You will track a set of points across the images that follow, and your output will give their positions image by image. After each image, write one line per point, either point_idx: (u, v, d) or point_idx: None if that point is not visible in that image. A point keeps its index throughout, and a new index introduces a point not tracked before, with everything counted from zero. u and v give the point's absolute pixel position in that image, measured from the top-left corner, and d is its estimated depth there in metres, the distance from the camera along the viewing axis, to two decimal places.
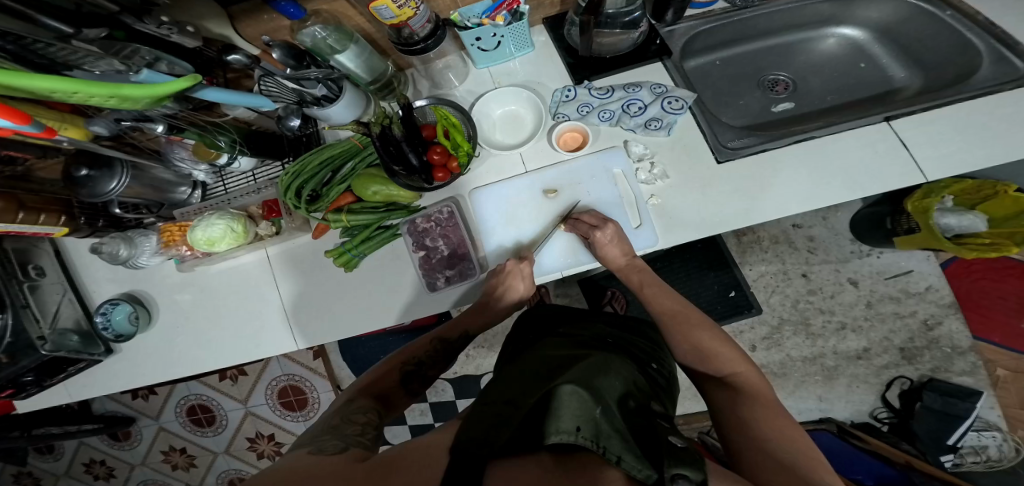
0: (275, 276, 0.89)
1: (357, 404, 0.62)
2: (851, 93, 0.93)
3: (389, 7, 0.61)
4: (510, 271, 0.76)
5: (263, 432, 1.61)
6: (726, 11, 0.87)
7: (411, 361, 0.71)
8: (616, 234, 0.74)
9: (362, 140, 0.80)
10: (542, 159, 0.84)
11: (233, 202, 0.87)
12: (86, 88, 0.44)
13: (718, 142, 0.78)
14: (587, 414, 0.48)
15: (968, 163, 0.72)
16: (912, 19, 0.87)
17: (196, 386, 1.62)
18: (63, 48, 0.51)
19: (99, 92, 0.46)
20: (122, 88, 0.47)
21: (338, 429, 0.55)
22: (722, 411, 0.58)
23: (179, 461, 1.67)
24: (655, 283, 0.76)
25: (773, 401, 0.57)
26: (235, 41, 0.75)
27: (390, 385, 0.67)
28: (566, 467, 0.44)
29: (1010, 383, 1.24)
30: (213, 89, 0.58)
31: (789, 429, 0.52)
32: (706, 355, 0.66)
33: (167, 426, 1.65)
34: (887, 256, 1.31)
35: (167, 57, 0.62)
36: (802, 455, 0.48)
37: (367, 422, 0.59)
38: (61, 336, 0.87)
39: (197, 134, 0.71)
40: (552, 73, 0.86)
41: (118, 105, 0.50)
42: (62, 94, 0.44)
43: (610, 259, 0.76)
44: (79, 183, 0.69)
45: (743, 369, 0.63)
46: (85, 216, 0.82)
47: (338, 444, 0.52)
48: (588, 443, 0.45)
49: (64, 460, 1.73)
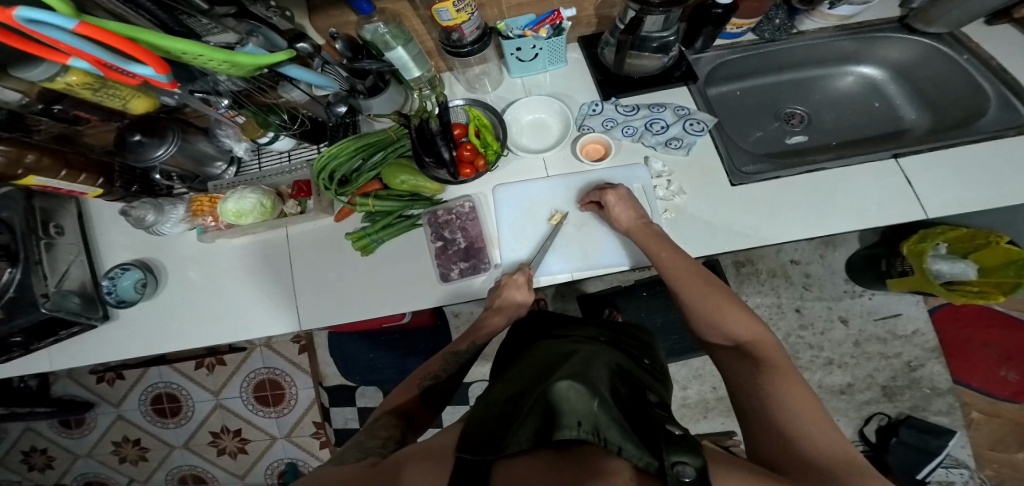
0: (293, 257, 0.91)
1: (381, 421, 0.65)
2: (862, 131, 0.99)
3: (449, 10, 0.66)
4: (506, 283, 0.79)
5: (230, 427, 1.61)
6: (754, 43, 0.93)
7: (427, 377, 0.74)
8: (625, 195, 0.77)
9: (396, 131, 0.84)
10: (565, 167, 0.88)
11: (266, 180, 0.90)
12: (210, 52, 0.52)
13: (734, 166, 0.82)
14: (586, 409, 0.50)
15: (966, 202, 0.77)
16: (929, 62, 0.93)
17: (169, 373, 1.62)
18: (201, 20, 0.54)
19: (218, 56, 0.53)
20: (236, 55, 0.54)
21: (362, 444, 0.59)
22: (739, 383, 0.58)
23: (129, 454, 1.65)
24: (665, 242, 0.75)
25: (788, 366, 0.56)
26: (306, 32, 0.80)
27: (409, 405, 0.70)
28: (573, 461, 0.47)
29: (984, 426, 1.27)
30: (296, 67, 0.66)
31: (806, 401, 0.52)
32: (719, 323, 0.65)
33: (126, 415, 1.63)
34: (878, 298, 1.35)
35: (266, 31, 0.61)
36: (815, 430, 0.49)
37: (389, 435, 0.62)
38: (63, 296, 0.88)
39: (254, 112, 0.77)
40: (581, 88, 0.91)
41: (226, 70, 0.58)
42: (190, 55, 0.52)
43: (620, 221, 0.78)
44: (129, 147, 0.74)
45: (755, 329, 0.62)
46: (122, 180, 0.84)
47: (359, 455, 0.57)
48: (589, 437, 0.47)
49: (5, 444, 1.70)
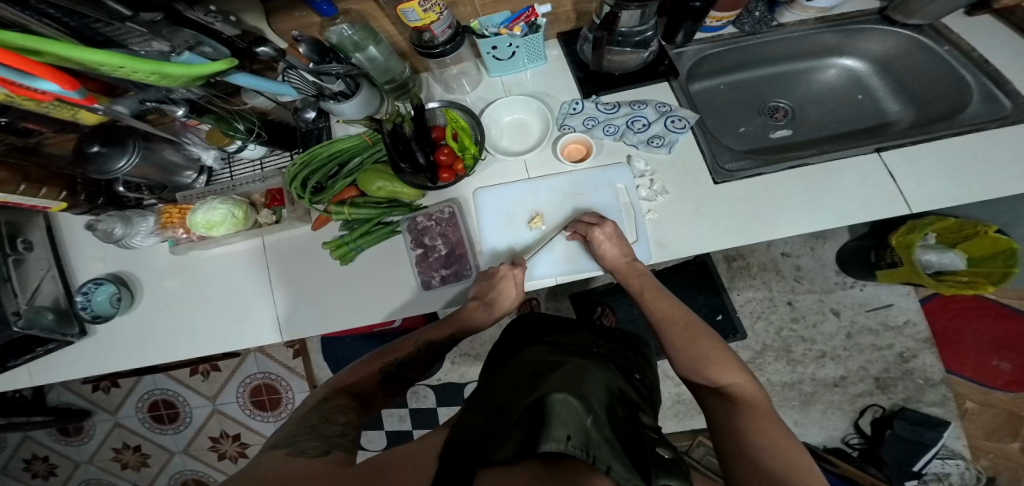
0: (269, 267, 0.89)
1: (334, 403, 0.61)
2: (847, 124, 0.97)
3: (415, 10, 0.63)
4: (503, 275, 0.77)
5: (229, 432, 1.58)
6: (734, 36, 0.91)
7: (391, 362, 0.71)
8: (614, 233, 0.75)
9: (372, 136, 0.82)
10: (546, 168, 0.85)
11: (238, 189, 0.88)
12: (132, 63, 0.49)
13: (716, 164, 0.80)
14: (577, 423, 0.47)
15: (951, 196, 0.75)
16: (911, 54, 0.92)
17: (164, 380, 1.58)
18: (118, 27, 0.50)
19: (143, 68, 0.51)
20: (162, 66, 0.52)
21: (317, 429, 0.54)
22: (718, 422, 0.57)
23: (130, 460, 1.62)
24: (654, 287, 0.77)
25: (769, 413, 0.55)
26: (266, 34, 0.74)
27: (368, 388, 0.66)
28: (557, 475, 0.42)
29: (977, 416, 1.27)
30: (244, 75, 0.63)
31: (787, 443, 0.50)
32: (702, 365, 0.65)
33: (124, 421, 1.60)
34: (868, 289, 1.35)
35: (208, 40, 0.61)
36: (797, 469, 0.47)
37: (346, 422, 0.58)
38: (36, 313, 0.85)
39: (217, 119, 0.74)
40: (561, 86, 0.89)
41: (156, 82, 0.56)
42: (109, 67, 0.49)
43: (607, 257, 0.76)
44: (88, 159, 0.71)
45: (739, 377, 0.62)
46: (86, 192, 0.82)
47: (319, 447, 0.51)
48: (578, 453, 0.44)
49: (5, 454, 1.66)
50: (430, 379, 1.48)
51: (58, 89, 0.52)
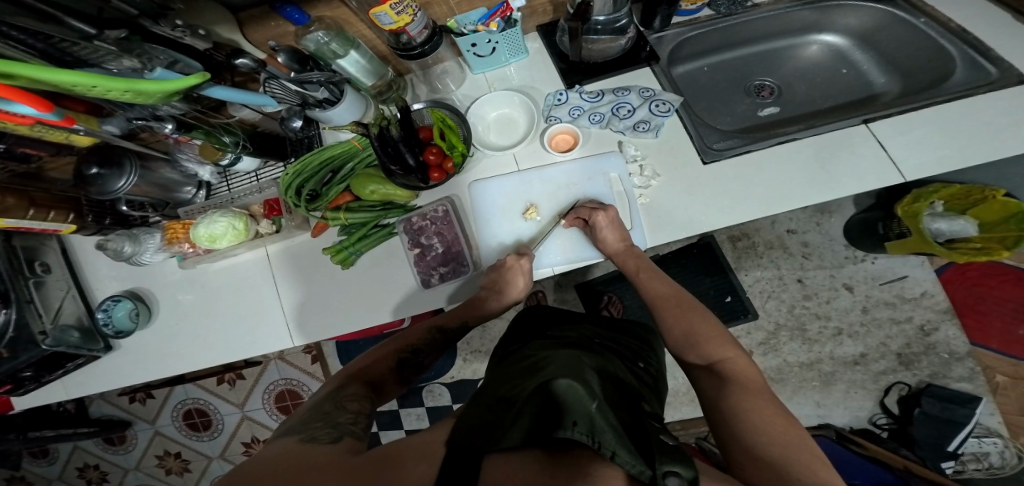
0: (275, 276, 0.91)
1: (350, 390, 0.63)
2: (834, 99, 0.96)
3: (388, 14, 0.65)
4: (510, 267, 0.78)
5: (259, 437, 1.62)
6: (711, 19, 0.91)
7: (406, 349, 0.73)
8: (615, 218, 0.76)
9: (361, 140, 0.85)
10: (535, 160, 0.86)
11: (237, 201, 0.90)
12: (104, 83, 0.49)
13: (704, 144, 0.80)
14: (584, 410, 0.47)
15: (944, 168, 0.74)
16: (890, 27, 0.91)
17: (194, 389, 1.63)
18: (85, 47, 0.55)
19: (116, 87, 0.51)
20: (137, 83, 0.52)
21: (330, 417, 0.56)
22: (711, 404, 0.57)
23: (173, 466, 1.68)
24: (649, 268, 0.77)
25: (761, 387, 0.56)
26: (241, 45, 0.79)
27: (380, 375, 0.68)
28: (565, 463, 0.44)
29: (1009, 390, 1.24)
30: (221, 87, 0.64)
31: (781, 420, 0.51)
32: (698, 340, 0.65)
33: (162, 430, 1.66)
34: (881, 262, 1.33)
35: (183, 57, 0.67)
36: (796, 451, 0.46)
37: (359, 410, 0.60)
38: (62, 331, 0.87)
39: (205, 134, 0.76)
40: (545, 79, 0.90)
41: (133, 100, 0.56)
42: (82, 87, 0.49)
43: (607, 243, 0.77)
44: (89, 181, 0.73)
45: (731, 352, 0.62)
46: (92, 213, 0.86)
47: (331, 434, 0.52)
48: (584, 439, 0.44)
49: (58, 465, 1.74)
50: (444, 378, 1.50)
51: (35, 112, 0.54)
